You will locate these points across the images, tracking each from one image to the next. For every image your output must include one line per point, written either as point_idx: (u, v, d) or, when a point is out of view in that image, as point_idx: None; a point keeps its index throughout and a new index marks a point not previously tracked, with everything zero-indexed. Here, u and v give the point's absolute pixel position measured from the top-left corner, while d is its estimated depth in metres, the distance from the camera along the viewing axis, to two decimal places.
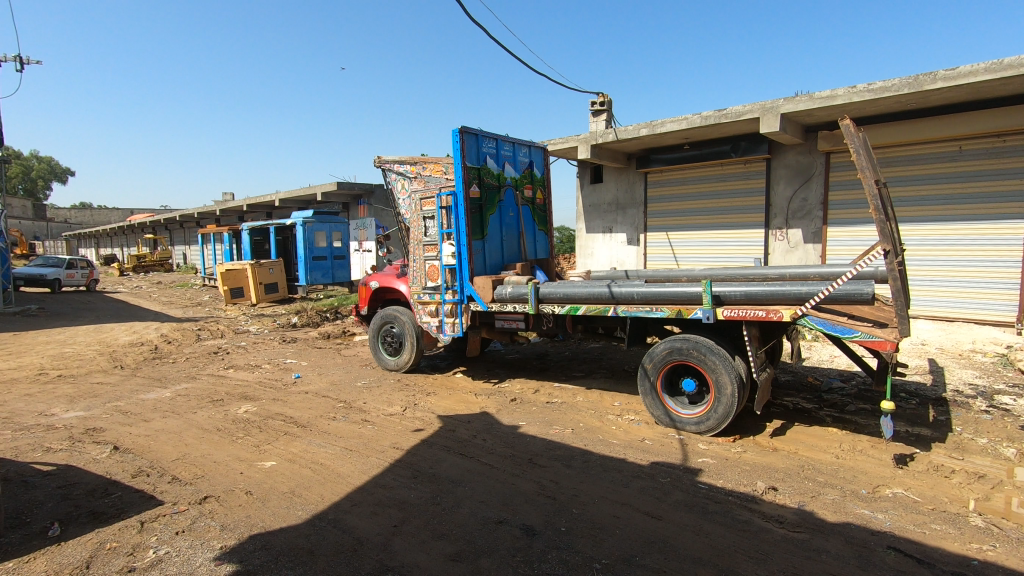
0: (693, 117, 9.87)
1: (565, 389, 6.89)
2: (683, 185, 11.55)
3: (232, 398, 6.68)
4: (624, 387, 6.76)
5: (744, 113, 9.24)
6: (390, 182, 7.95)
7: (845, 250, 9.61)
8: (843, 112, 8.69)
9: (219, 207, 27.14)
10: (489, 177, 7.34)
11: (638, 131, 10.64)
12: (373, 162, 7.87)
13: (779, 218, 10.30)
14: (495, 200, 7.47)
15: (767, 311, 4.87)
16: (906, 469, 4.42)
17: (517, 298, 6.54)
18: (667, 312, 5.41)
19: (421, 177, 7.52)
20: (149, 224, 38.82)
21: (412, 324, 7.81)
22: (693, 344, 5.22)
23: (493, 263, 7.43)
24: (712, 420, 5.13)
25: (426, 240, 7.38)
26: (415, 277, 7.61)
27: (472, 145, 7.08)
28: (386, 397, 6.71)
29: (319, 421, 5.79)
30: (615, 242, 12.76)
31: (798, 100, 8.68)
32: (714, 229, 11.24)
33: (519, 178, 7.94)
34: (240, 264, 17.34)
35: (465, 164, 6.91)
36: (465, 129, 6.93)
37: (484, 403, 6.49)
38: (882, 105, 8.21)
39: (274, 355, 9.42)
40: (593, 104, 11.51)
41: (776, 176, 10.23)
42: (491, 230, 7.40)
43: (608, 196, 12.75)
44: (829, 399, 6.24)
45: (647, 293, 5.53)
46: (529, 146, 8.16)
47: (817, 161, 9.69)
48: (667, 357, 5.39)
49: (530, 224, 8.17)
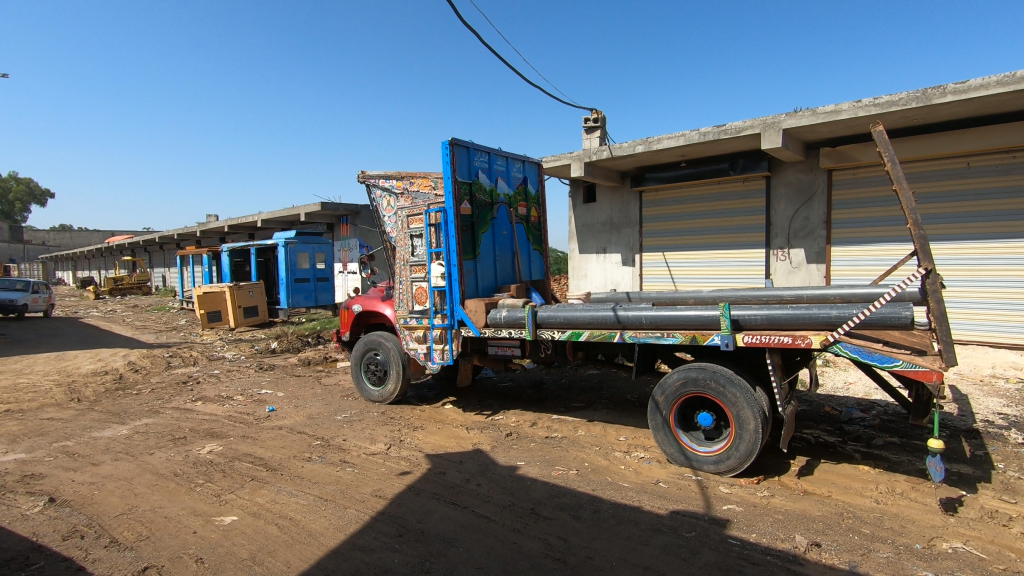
0: (691, 133, 9.54)
1: (564, 422, 6.32)
2: (679, 204, 11.20)
3: (197, 436, 6.02)
4: (630, 419, 6.22)
5: (744, 128, 8.92)
6: (375, 199, 7.44)
7: (851, 270, 9.23)
8: (847, 128, 8.40)
9: (200, 228, 26.40)
10: (481, 193, 6.87)
11: (633, 148, 10.28)
12: (357, 177, 7.38)
13: (781, 237, 9.93)
14: (488, 217, 6.98)
15: (793, 337, 4.39)
16: (958, 516, 3.91)
17: (513, 322, 6.01)
18: (680, 338, 4.89)
19: (408, 193, 6.99)
20: (127, 246, 37.82)
21: (398, 352, 7.23)
22: (711, 374, 4.71)
23: (485, 285, 6.91)
24: (734, 459, 4.59)
25: (414, 259, 6.86)
26: (401, 300, 7.06)
27: (463, 159, 6.62)
28: (369, 433, 6.08)
29: (292, 463, 5.15)
30: (610, 263, 12.32)
31: (800, 115, 8.37)
32: (712, 250, 10.85)
33: (513, 195, 7.47)
34: (219, 287, 16.64)
35: (456, 179, 6.43)
36: (456, 141, 6.47)
37: (477, 439, 5.90)
38: (887, 120, 7.93)
39: (248, 385, 8.73)
40: (587, 120, 11.18)
41: (776, 195, 9.90)
42: (483, 249, 6.90)
43: (602, 216, 12.36)
44: (852, 431, 5.74)
45: (656, 317, 5.06)
46: (523, 162, 7.72)
47: (819, 178, 9.38)
48: (681, 389, 4.87)
49: (525, 243, 7.68)
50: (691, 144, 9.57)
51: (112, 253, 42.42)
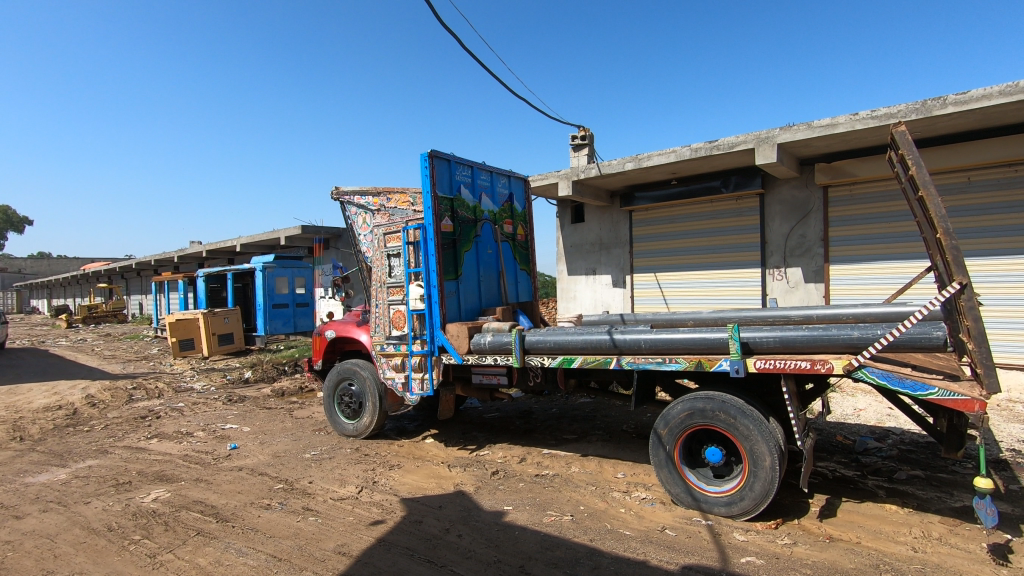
0: (682, 149, 9.23)
1: (556, 457, 5.76)
2: (671, 223, 10.85)
3: (145, 480, 5.36)
4: (628, 453, 5.68)
5: (737, 143, 8.62)
6: (349, 217, 6.87)
7: (850, 289, 8.88)
8: (843, 142, 8.12)
9: (177, 253, 25.68)
10: (464, 209, 6.41)
11: (623, 165, 9.94)
12: (331, 193, 6.88)
13: (777, 256, 9.59)
14: (470, 235, 6.51)
15: (812, 361, 3.93)
16: (1009, 567, 3.41)
17: (498, 348, 5.50)
18: (684, 363, 4.40)
19: (385, 210, 6.44)
20: (104, 272, 36.76)
21: (374, 381, 6.64)
22: (720, 404, 4.20)
23: (468, 307, 6.40)
24: (748, 501, 4.08)
25: (391, 280, 6.34)
26: (377, 325, 6.52)
27: (443, 173, 6.17)
28: (339, 474, 5.47)
29: (247, 512, 4.52)
30: (600, 284, 11.90)
31: (795, 129, 8.08)
32: (706, 269, 10.48)
33: (498, 212, 7.02)
34: (192, 314, 15.94)
35: (436, 193, 5.97)
36: (435, 153, 6.03)
37: (460, 479, 5.31)
38: (885, 134, 7.68)
39: (212, 419, 8.04)
40: (574, 138, 10.86)
41: (770, 213, 9.59)
42: (466, 269, 6.41)
43: (590, 236, 11.99)
44: (870, 464, 5.26)
45: (656, 340, 4.59)
46: (509, 177, 7.29)
47: (814, 195, 9.09)
48: (685, 422, 4.35)
49: (511, 263, 7.21)
50: (682, 160, 9.25)
51: (87, 280, 41.40)
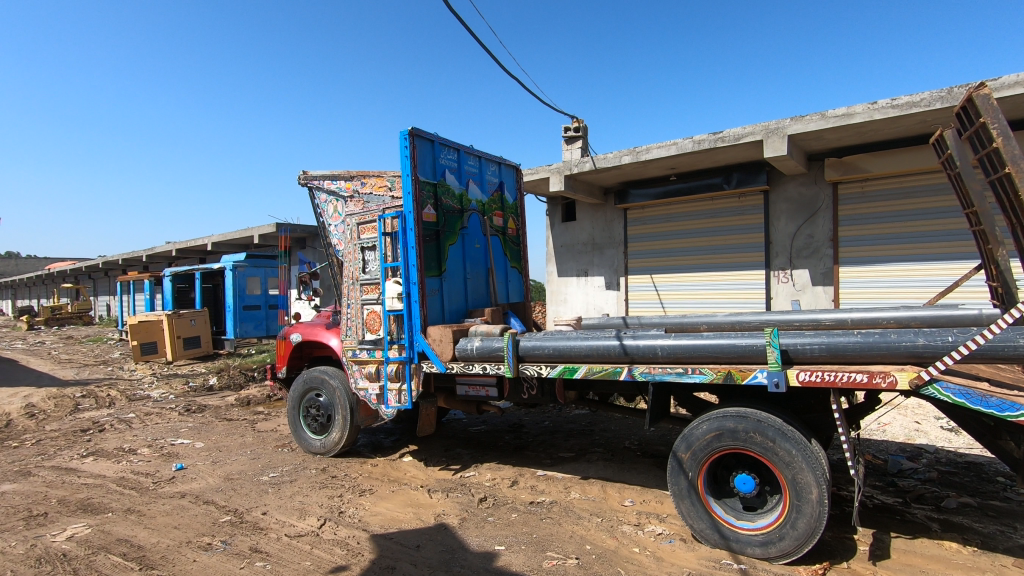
0: (683, 141, 8.61)
1: (553, 479, 5.02)
2: (668, 222, 10.24)
3: (65, 510, 4.50)
4: (634, 476, 4.97)
5: (743, 135, 8.01)
6: (317, 205, 6.07)
7: (861, 293, 8.31)
8: (857, 135, 7.56)
9: (146, 253, 24.43)
10: (449, 197, 5.67)
11: (619, 158, 9.29)
12: (298, 178, 6.09)
13: (782, 257, 9.00)
14: (456, 227, 5.76)
15: (869, 374, 3.26)
16: None
17: (487, 355, 4.75)
18: (710, 375, 3.71)
19: (359, 196, 5.64)
20: (70, 272, 35.16)
21: (345, 392, 5.84)
22: (754, 425, 3.50)
23: (452, 308, 5.65)
24: (790, 541, 3.39)
25: (365, 277, 5.56)
26: (349, 327, 5.73)
27: (426, 155, 5.42)
28: (299, 502, 4.66)
29: (180, 554, 3.70)
30: (592, 287, 11.24)
31: (808, 119, 7.50)
32: (705, 271, 9.87)
33: (487, 202, 6.30)
34: (155, 315, 14.88)
35: (417, 177, 5.22)
36: (417, 132, 5.28)
37: (442, 508, 4.54)
38: (903, 126, 7.14)
39: (162, 434, 7.13)
40: (567, 129, 10.19)
41: (776, 211, 9.01)
42: (450, 265, 5.67)
43: (582, 236, 11.34)
44: (910, 488, 4.63)
45: (676, 347, 3.89)
46: (499, 165, 6.57)
47: (823, 193, 8.52)
48: (713, 444, 3.64)
49: (501, 259, 6.48)
50: (684, 153, 8.63)
51: (52, 281, 39.70)
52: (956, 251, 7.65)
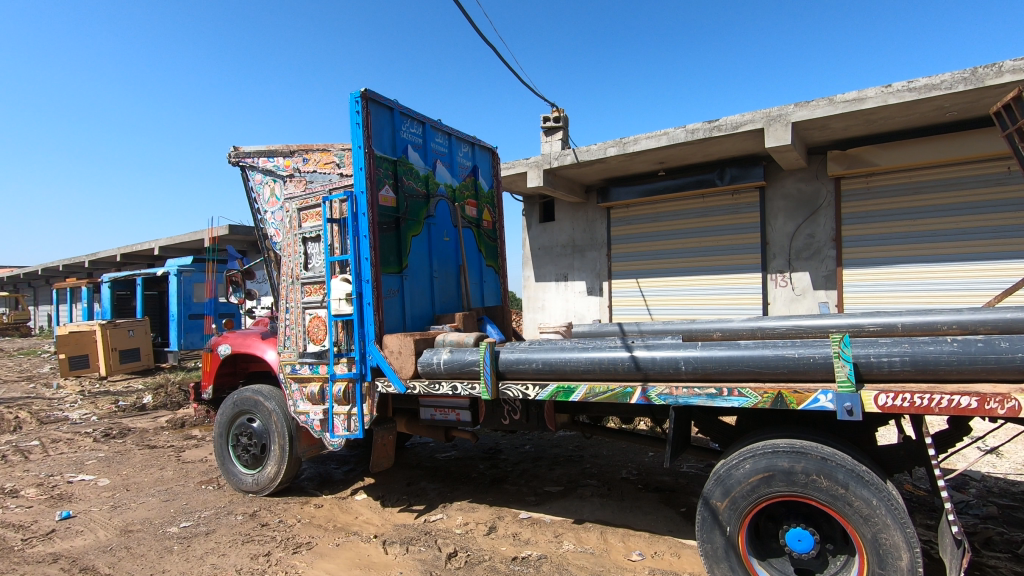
0: (675, 131, 7.82)
1: (539, 524, 4.05)
2: (655, 222, 9.45)
3: None
4: (640, 519, 4.03)
5: (742, 123, 7.27)
6: (250, 187, 4.98)
7: (866, 297, 7.64)
8: (865, 124, 6.90)
9: (88, 258, 22.56)
10: (411, 178, 4.69)
11: (604, 150, 8.45)
12: (227, 156, 5.01)
13: (780, 259, 8.28)
14: (420, 214, 4.78)
15: (979, 399, 2.39)
16: None
17: (457, 372, 3.76)
18: (753, 398, 2.81)
19: (300, 175, 4.59)
20: (8, 280, 32.64)
21: (283, 417, 4.74)
22: (818, 465, 2.61)
23: (416, 313, 4.65)
24: None
25: (307, 275, 4.52)
26: (288, 337, 4.67)
27: (383, 126, 4.43)
28: (210, 566, 3.56)
29: None
30: (572, 292, 10.36)
31: (814, 105, 6.79)
32: (696, 275, 9.10)
33: (458, 188, 5.33)
34: (88, 326, 13.46)
35: (372, 150, 4.22)
36: (372, 94, 4.28)
37: (398, 569, 3.50)
38: (918, 113, 6.50)
39: (61, 468, 5.86)
40: (545, 120, 9.31)
41: (773, 209, 8.30)
42: (413, 260, 4.67)
43: (561, 237, 10.47)
44: (973, 528, 3.83)
45: (706, 361, 2.98)
46: (473, 146, 5.62)
47: (825, 189, 7.84)
48: (760, 490, 2.73)
49: (475, 256, 5.51)
50: (676, 144, 7.83)
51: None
52: (970, 252, 7.04)
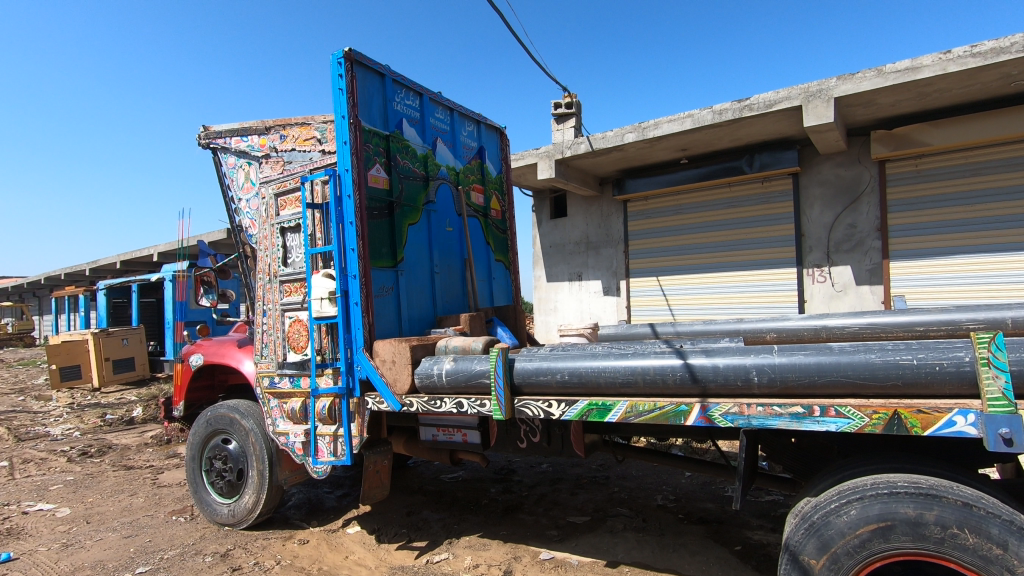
0: (700, 113, 7.11)
1: (564, 568, 3.34)
2: (676, 215, 8.74)
3: None
4: (688, 561, 3.31)
5: (776, 100, 6.55)
6: (222, 172, 4.32)
7: (917, 293, 6.88)
8: (917, 98, 6.15)
9: (87, 266, 22.07)
10: (407, 157, 4.02)
11: (622, 136, 7.74)
12: (197, 137, 4.35)
13: (817, 252, 7.54)
14: (417, 199, 4.10)
15: None
16: None
17: (463, 384, 3.07)
18: (858, 420, 2.10)
19: (277, 155, 3.92)
20: (11, 289, 32.31)
21: (261, 439, 4.05)
22: (960, 513, 1.90)
23: (414, 315, 3.97)
24: None
25: (285, 272, 3.85)
26: (266, 344, 4.00)
27: (373, 94, 3.77)
28: None
29: None
30: (587, 292, 9.65)
31: (860, 78, 6.06)
32: (722, 272, 8.37)
33: (462, 171, 4.65)
34: (80, 335, 12.87)
35: (358, 121, 3.55)
36: (357, 54, 3.61)
37: None
38: (980, 82, 5.75)
39: (20, 495, 5.21)
40: (557, 106, 8.63)
41: (808, 197, 7.57)
42: (410, 253, 3.99)
43: (574, 234, 9.77)
44: None
45: (789, 371, 2.27)
46: (479, 125, 4.94)
47: (868, 173, 7.10)
48: (873, 546, 2.00)
49: (482, 250, 4.83)
50: (701, 127, 7.12)
51: None
52: None
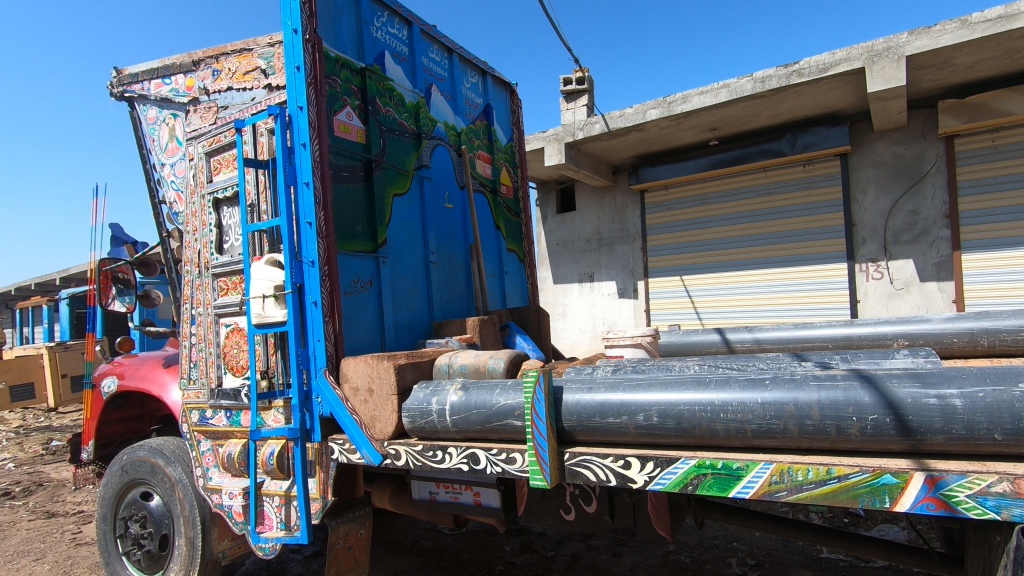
0: (738, 82, 6.05)
1: None
2: (702, 206, 7.69)
3: None
4: None
5: (832, 63, 5.51)
6: (141, 131, 3.19)
7: (994, 288, 5.88)
8: (1003, 56, 5.16)
9: (56, 275, 20.63)
10: (391, 103, 2.92)
11: (643, 113, 6.67)
12: (108, 85, 3.23)
13: (872, 244, 6.51)
14: (404, 160, 2.99)
15: None
16: None
17: (476, 424, 1.96)
18: None
19: (209, 99, 2.83)
20: None
21: (191, 496, 2.91)
22: None
23: (402, 320, 2.86)
24: None
25: (219, 261, 2.73)
26: (196, 364, 2.86)
27: (341, 11, 2.68)
28: None
29: None
30: (599, 295, 8.56)
31: (937, 31, 5.05)
32: (758, 269, 7.34)
33: (465, 132, 3.55)
34: (35, 349, 11.57)
35: (318, 39, 2.44)
36: None
37: None
38: None
39: None
40: (566, 82, 7.58)
41: (860, 181, 6.56)
42: (395, 235, 2.88)
43: (585, 230, 8.70)
44: None
45: None
46: (484, 76, 3.85)
47: (933, 151, 6.09)
48: None
49: (490, 237, 3.73)
50: (739, 98, 6.08)
51: None
52: None
